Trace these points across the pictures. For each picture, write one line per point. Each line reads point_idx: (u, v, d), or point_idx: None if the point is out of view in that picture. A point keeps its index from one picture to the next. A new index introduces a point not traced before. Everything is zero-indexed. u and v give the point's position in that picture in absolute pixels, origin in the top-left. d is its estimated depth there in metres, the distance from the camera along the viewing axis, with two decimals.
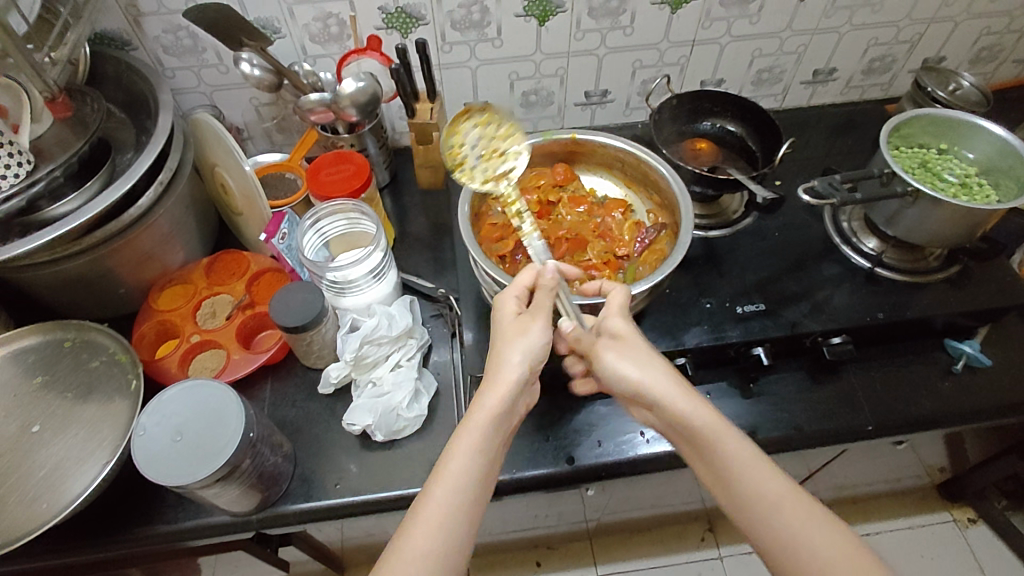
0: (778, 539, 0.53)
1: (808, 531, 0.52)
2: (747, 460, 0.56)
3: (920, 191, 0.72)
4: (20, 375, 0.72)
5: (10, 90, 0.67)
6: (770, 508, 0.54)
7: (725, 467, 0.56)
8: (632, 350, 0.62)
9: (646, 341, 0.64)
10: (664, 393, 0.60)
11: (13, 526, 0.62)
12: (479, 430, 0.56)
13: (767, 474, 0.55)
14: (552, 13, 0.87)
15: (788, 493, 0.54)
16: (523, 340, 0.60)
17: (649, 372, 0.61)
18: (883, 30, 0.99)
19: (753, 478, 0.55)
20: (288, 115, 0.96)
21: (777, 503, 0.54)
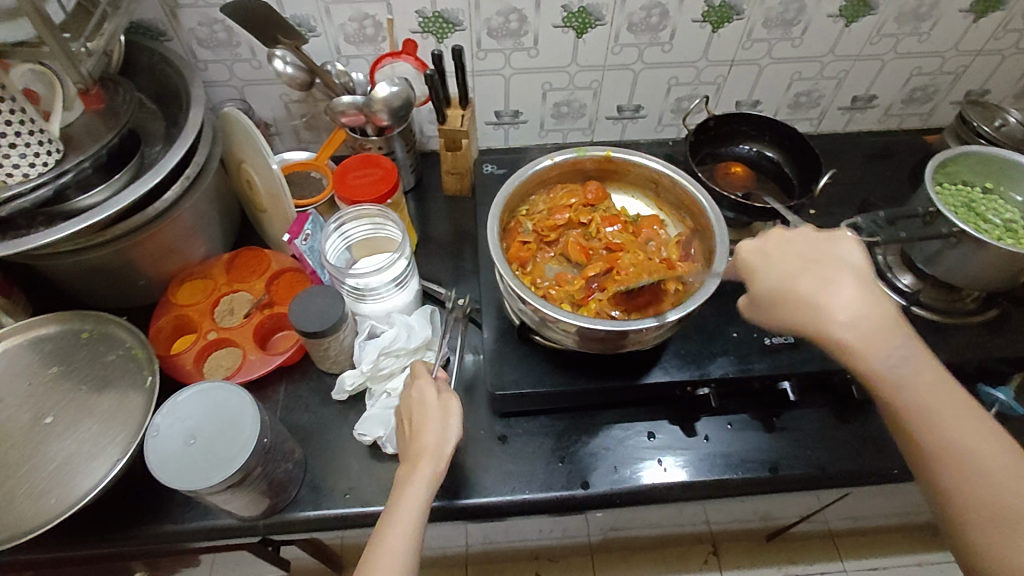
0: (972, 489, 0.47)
1: (1009, 481, 0.47)
2: (940, 398, 0.50)
3: (964, 232, 0.70)
4: (36, 363, 0.72)
5: (45, 79, 0.66)
6: (959, 467, 0.48)
7: (917, 404, 0.50)
8: (806, 270, 0.55)
9: (808, 270, 0.55)
10: (854, 312, 0.52)
11: (23, 519, 0.62)
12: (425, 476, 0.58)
13: (964, 417, 0.49)
14: (591, 26, 0.86)
15: (988, 439, 0.48)
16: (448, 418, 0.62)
17: (835, 289, 0.53)
18: (927, 60, 0.96)
19: (946, 422, 0.49)
20: (318, 113, 0.95)
21: (974, 449, 0.48)
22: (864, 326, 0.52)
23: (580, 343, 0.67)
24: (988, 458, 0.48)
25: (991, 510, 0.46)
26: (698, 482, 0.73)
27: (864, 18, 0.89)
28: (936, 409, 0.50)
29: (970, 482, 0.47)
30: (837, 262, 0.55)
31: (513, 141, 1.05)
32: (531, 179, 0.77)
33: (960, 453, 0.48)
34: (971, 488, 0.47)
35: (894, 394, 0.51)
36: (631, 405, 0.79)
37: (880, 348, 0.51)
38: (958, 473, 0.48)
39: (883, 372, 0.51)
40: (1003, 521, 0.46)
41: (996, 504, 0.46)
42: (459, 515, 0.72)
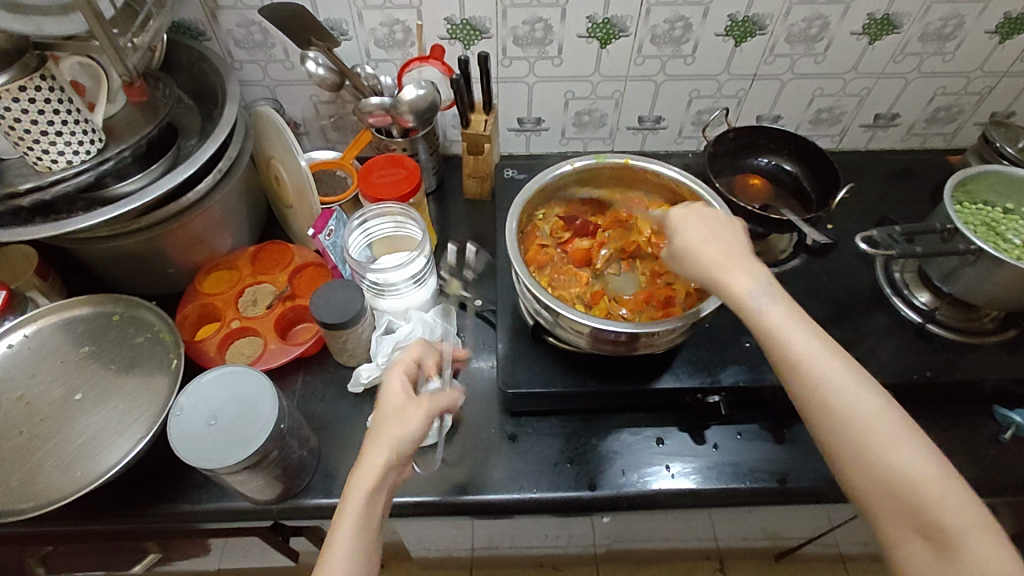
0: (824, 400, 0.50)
1: (855, 396, 0.50)
2: (795, 326, 0.53)
3: (982, 250, 0.70)
4: (69, 343, 0.75)
5: (90, 71, 0.70)
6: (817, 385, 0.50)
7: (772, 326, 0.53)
8: (692, 223, 0.61)
9: (691, 221, 0.61)
10: (729, 260, 0.58)
11: (49, 490, 0.64)
12: (360, 503, 0.53)
13: (815, 341, 0.52)
14: (614, 37, 0.88)
15: (835, 360, 0.51)
16: (397, 430, 0.56)
17: (709, 240, 0.59)
18: (951, 80, 0.96)
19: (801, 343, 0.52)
20: (345, 115, 0.98)
21: (826, 367, 0.51)
22: (732, 270, 0.57)
23: (591, 344, 0.68)
24: (835, 376, 0.50)
25: (841, 425, 0.49)
26: (704, 490, 0.73)
27: (888, 36, 0.89)
28: (792, 333, 0.53)
29: (824, 398, 0.50)
30: (708, 226, 0.61)
31: (534, 148, 1.07)
32: (550, 184, 0.79)
33: (815, 373, 0.51)
34: (827, 405, 0.50)
35: (756, 326, 0.54)
36: (642, 411, 0.79)
37: (746, 287, 0.55)
38: (815, 394, 0.50)
39: (747, 306, 0.55)
40: (852, 433, 0.49)
41: (846, 420, 0.49)
42: (467, 510, 0.73)
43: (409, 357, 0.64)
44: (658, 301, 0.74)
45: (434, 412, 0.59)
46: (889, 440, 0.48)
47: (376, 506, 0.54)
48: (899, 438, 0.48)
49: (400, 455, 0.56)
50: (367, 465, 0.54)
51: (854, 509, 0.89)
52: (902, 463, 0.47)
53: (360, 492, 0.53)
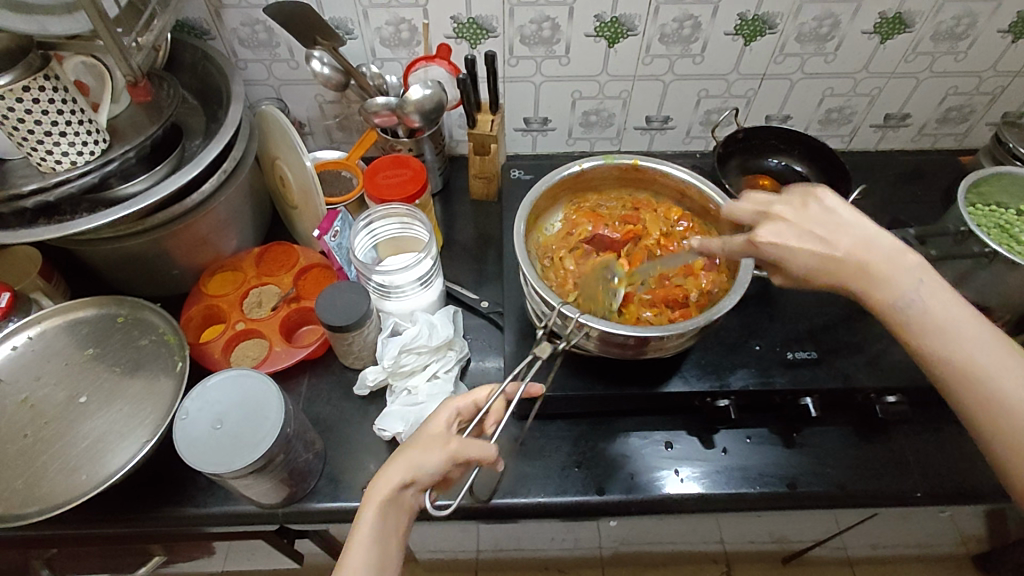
0: (1004, 412, 0.48)
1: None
2: (962, 331, 0.50)
3: (997, 253, 0.69)
4: (73, 345, 0.74)
5: (94, 70, 0.70)
6: (995, 395, 0.49)
7: (935, 332, 0.51)
8: (812, 222, 0.54)
9: (820, 214, 0.54)
10: (872, 258, 0.52)
11: (53, 494, 0.64)
12: (371, 523, 0.53)
13: (985, 344, 0.50)
14: (623, 36, 0.87)
15: (1012, 364, 0.49)
16: (416, 454, 0.55)
17: (849, 235, 0.53)
18: (963, 79, 0.95)
19: (976, 351, 0.50)
20: (350, 114, 0.98)
21: (1003, 374, 0.49)
22: (891, 270, 0.52)
23: (600, 348, 0.67)
24: (1011, 385, 0.48)
25: (1016, 434, 0.48)
26: (714, 494, 0.72)
27: (900, 35, 0.88)
28: (957, 340, 0.50)
29: (998, 409, 0.48)
30: (834, 215, 0.54)
31: (540, 148, 1.06)
32: (558, 184, 0.78)
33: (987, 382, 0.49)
34: (995, 415, 0.49)
35: (917, 330, 0.51)
36: (651, 414, 0.79)
37: (896, 291, 0.51)
38: (984, 407, 0.49)
39: (899, 311, 0.52)
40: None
41: (1020, 430, 0.48)
42: (474, 515, 0.73)
43: (474, 396, 0.62)
44: (677, 302, 0.73)
45: (460, 454, 0.55)
46: None
47: (387, 529, 0.54)
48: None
49: (417, 481, 0.55)
50: (382, 483, 0.54)
51: (863, 513, 0.88)
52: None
53: (371, 512, 0.53)
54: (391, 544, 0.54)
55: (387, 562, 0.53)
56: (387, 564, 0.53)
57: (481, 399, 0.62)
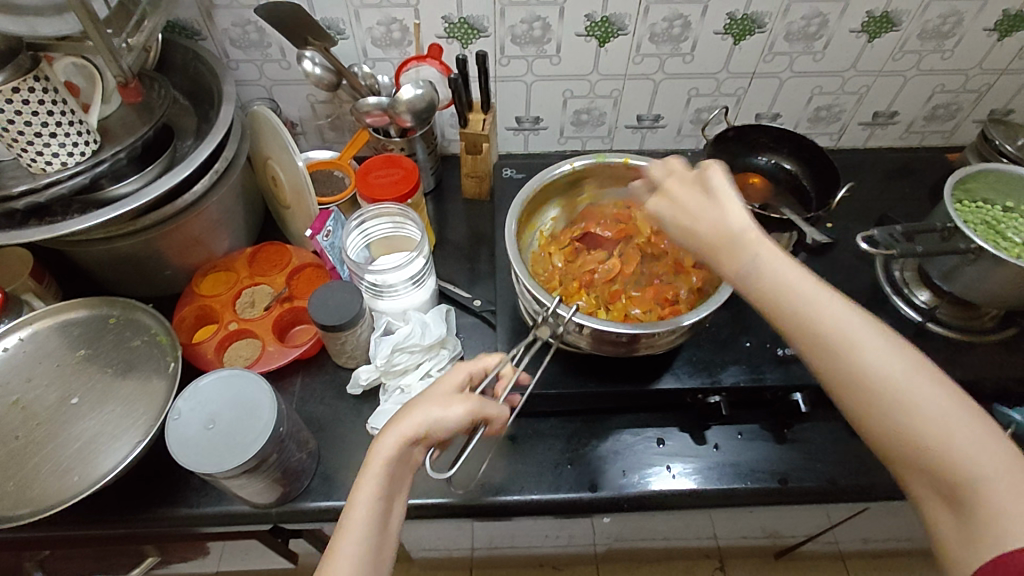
0: (851, 369, 0.48)
1: (868, 353, 0.47)
2: (804, 294, 0.50)
3: (982, 249, 0.70)
4: (65, 346, 0.74)
5: (85, 71, 0.69)
6: (835, 353, 0.48)
7: (773, 299, 0.52)
8: (689, 197, 0.57)
9: (691, 193, 0.57)
10: (720, 232, 0.55)
11: (45, 495, 0.64)
12: (378, 477, 0.52)
13: (827, 304, 0.50)
14: (613, 35, 0.87)
15: (853, 320, 0.49)
16: (431, 408, 0.55)
17: (708, 209, 0.56)
18: (950, 77, 0.96)
19: (819, 312, 0.50)
20: (343, 114, 0.98)
21: (840, 330, 0.49)
22: (733, 245, 0.54)
23: (593, 345, 0.68)
24: (856, 341, 0.48)
25: (856, 389, 0.48)
26: (705, 490, 0.73)
27: (887, 34, 0.89)
28: (797, 302, 0.51)
29: (844, 364, 0.48)
30: (716, 189, 0.56)
31: (532, 147, 1.07)
32: (551, 183, 0.79)
33: (830, 342, 0.49)
34: (844, 373, 0.48)
35: (761, 298, 0.52)
36: (643, 411, 0.79)
37: (737, 263, 0.54)
38: (832, 366, 0.49)
39: (748, 280, 0.53)
40: (863, 396, 0.47)
41: (867, 385, 0.47)
42: (467, 512, 0.73)
43: (484, 362, 0.63)
44: (666, 300, 0.73)
45: (477, 410, 0.56)
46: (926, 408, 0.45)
47: (393, 484, 0.53)
48: (922, 395, 0.46)
49: (429, 436, 0.54)
50: (393, 437, 0.53)
51: (854, 508, 0.89)
52: (927, 422, 0.45)
53: (380, 465, 0.52)
54: (394, 499, 0.54)
55: (390, 517, 0.53)
56: (390, 519, 0.53)
57: (490, 365, 0.63)
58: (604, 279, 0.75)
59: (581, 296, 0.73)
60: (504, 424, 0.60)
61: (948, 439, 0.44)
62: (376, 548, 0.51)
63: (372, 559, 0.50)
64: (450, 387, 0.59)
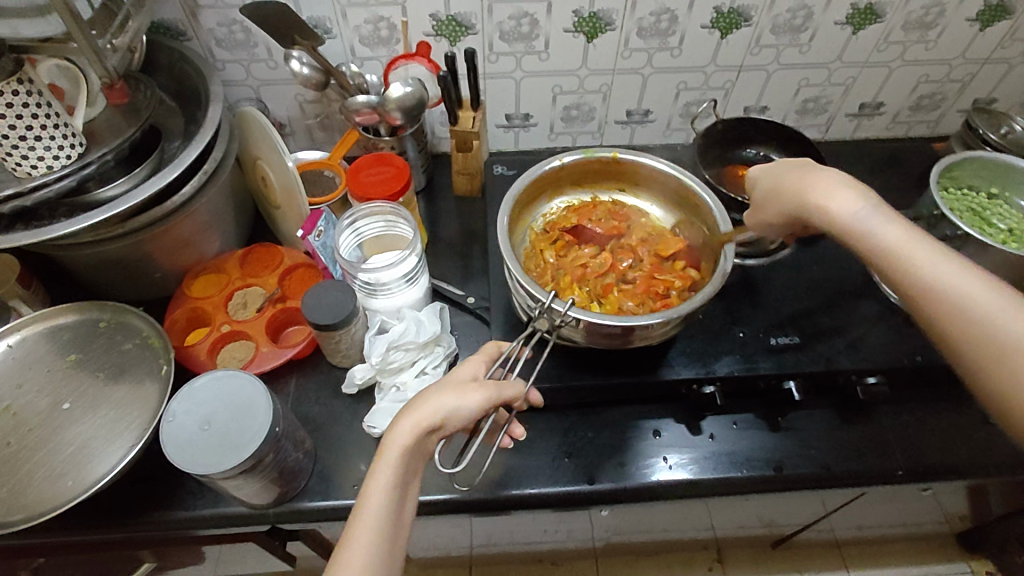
0: (973, 321, 0.50)
1: (992, 306, 0.50)
2: (925, 250, 0.53)
3: (969, 235, 0.71)
4: (55, 352, 0.73)
5: (69, 74, 0.69)
6: (961, 305, 0.50)
7: (894, 254, 0.54)
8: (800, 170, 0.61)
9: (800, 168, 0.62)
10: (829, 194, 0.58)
11: (39, 502, 0.63)
12: (393, 468, 0.51)
13: (947, 263, 0.52)
14: (601, 31, 0.88)
15: (971, 276, 0.51)
16: (447, 399, 0.54)
17: (825, 177, 0.59)
18: (934, 67, 0.97)
19: (931, 265, 0.52)
20: (332, 113, 0.97)
21: (963, 286, 0.51)
22: (845, 199, 0.57)
23: (587, 338, 0.68)
24: (974, 294, 0.50)
25: (984, 340, 0.49)
26: (702, 480, 0.74)
27: (871, 25, 0.90)
28: (919, 258, 0.53)
29: (971, 318, 0.50)
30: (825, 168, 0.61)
31: (523, 144, 1.07)
32: (540, 178, 0.79)
33: (949, 295, 0.51)
34: (963, 323, 0.50)
35: (881, 255, 0.55)
36: (638, 404, 0.80)
37: (853, 217, 0.56)
38: (956, 317, 0.51)
39: (858, 232, 0.56)
40: (990, 346, 0.49)
41: (990, 335, 0.49)
42: (466, 508, 0.73)
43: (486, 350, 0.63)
44: (659, 296, 0.73)
45: (494, 398, 0.55)
46: None
47: (406, 479, 0.52)
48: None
49: (445, 425, 0.54)
50: (408, 427, 0.52)
51: (848, 495, 0.90)
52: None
53: (394, 456, 0.51)
54: (407, 491, 0.53)
55: (403, 509, 0.52)
56: (403, 511, 0.52)
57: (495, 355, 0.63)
58: (597, 274, 0.76)
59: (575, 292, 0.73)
60: (523, 396, 0.60)
61: None
62: (389, 541, 0.50)
63: (387, 550, 0.49)
64: (460, 377, 0.58)
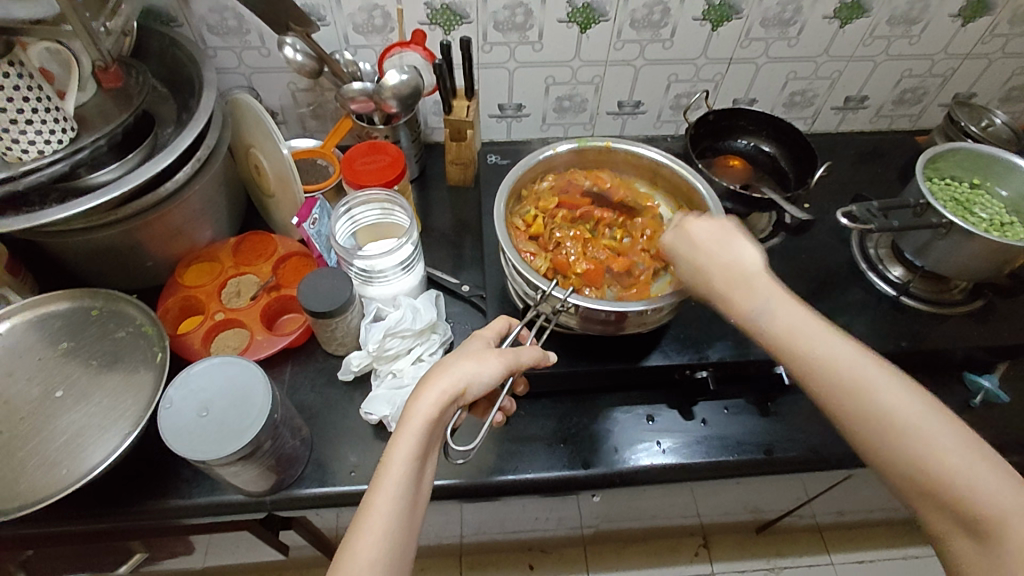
0: (856, 400, 0.49)
1: (875, 387, 0.49)
2: (808, 328, 0.52)
3: (953, 223, 0.73)
4: (45, 340, 0.72)
5: (59, 57, 0.67)
6: (840, 385, 0.50)
7: (774, 335, 0.53)
8: (697, 238, 0.60)
9: (695, 232, 0.61)
10: (721, 276, 0.57)
11: (33, 490, 0.62)
12: (417, 437, 0.50)
13: (826, 336, 0.52)
14: (595, 21, 0.88)
15: (867, 360, 0.50)
16: (479, 373, 0.54)
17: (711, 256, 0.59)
18: (917, 62, 1.00)
19: (815, 343, 0.51)
20: (324, 102, 0.97)
21: (845, 365, 0.50)
22: (734, 284, 0.57)
23: (582, 324, 0.69)
24: (862, 374, 0.49)
25: (865, 417, 0.48)
26: (693, 464, 0.75)
27: (858, 19, 0.92)
28: (800, 336, 0.52)
29: (855, 399, 0.49)
30: (718, 237, 0.60)
31: (515, 134, 1.07)
32: (536, 166, 0.79)
33: (836, 375, 0.50)
34: (856, 411, 0.49)
35: (768, 336, 0.54)
36: (632, 390, 0.81)
37: (740, 302, 0.56)
38: (840, 396, 0.50)
39: (757, 315, 0.55)
40: (874, 421, 0.48)
41: (878, 423, 0.48)
42: (464, 494, 0.74)
43: (493, 328, 0.63)
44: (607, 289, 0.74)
45: (512, 365, 0.57)
46: (921, 429, 0.47)
47: (427, 448, 0.52)
48: (932, 429, 0.47)
49: (467, 393, 0.54)
50: (434, 396, 0.52)
51: (832, 479, 0.92)
52: (942, 455, 0.46)
53: (418, 427, 0.51)
54: (426, 465, 0.52)
55: (422, 482, 0.52)
56: (423, 482, 0.52)
57: (502, 331, 0.63)
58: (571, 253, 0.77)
59: (523, 237, 0.78)
60: (544, 362, 0.62)
61: (944, 459, 0.45)
62: (409, 513, 0.50)
63: (408, 516, 0.50)
64: (477, 348, 0.58)
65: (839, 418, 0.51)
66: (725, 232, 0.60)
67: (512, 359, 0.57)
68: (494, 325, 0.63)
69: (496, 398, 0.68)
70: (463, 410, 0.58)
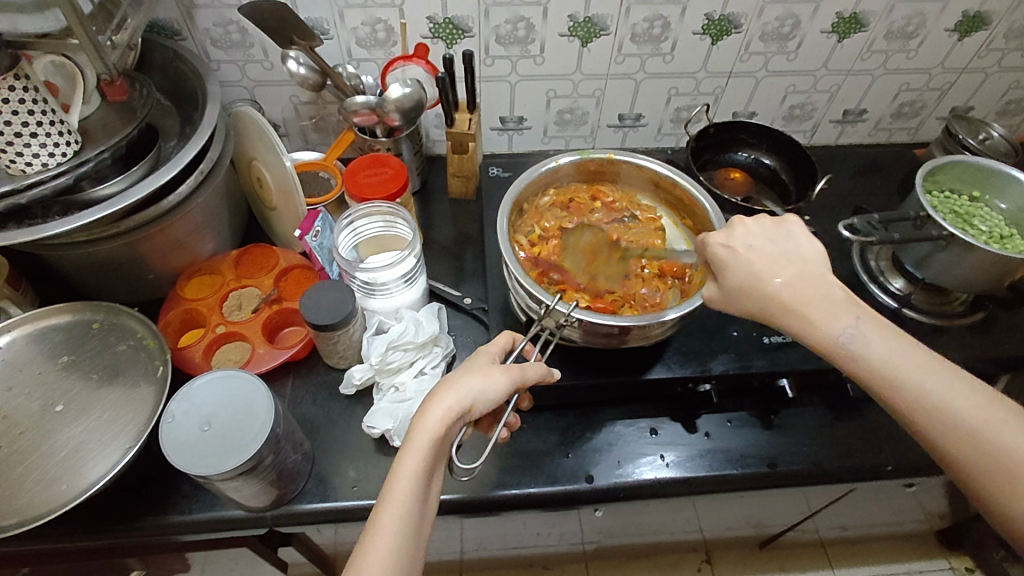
0: (970, 438, 0.49)
1: (988, 426, 0.49)
2: (910, 359, 0.52)
3: (953, 235, 0.73)
4: (45, 354, 0.72)
5: (64, 70, 0.67)
6: (952, 422, 0.50)
7: (876, 366, 0.52)
8: (762, 256, 0.58)
9: (759, 249, 0.59)
10: (795, 296, 0.56)
11: (31, 506, 0.62)
12: (424, 453, 0.50)
13: (929, 369, 0.51)
14: (596, 35, 0.89)
15: (975, 394, 0.51)
16: (487, 388, 0.54)
17: (780, 275, 0.57)
18: (915, 76, 1.01)
19: (919, 376, 0.51)
20: (326, 115, 0.97)
21: (953, 402, 0.50)
22: (812, 305, 0.55)
23: (585, 337, 0.69)
24: (971, 412, 0.50)
25: (980, 455, 0.49)
26: (696, 477, 0.75)
27: (856, 34, 0.93)
28: (905, 369, 0.52)
29: (970, 439, 0.49)
30: (787, 253, 0.58)
31: (517, 147, 1.08)
32: (537, 179, 0.80)
33: (945, 412, 0.50)
34: (968, 449, 0.49)
35: (865, 367, 0.53)
36: (635, 403, 0.81)
37: (822, 326, 0.54)
38: (952, 433, 0.50)
39: (849, 344, 0.53)
40: (989, 459, 0.48)
41: (993, 461, 0.48)
42: (467, 508, 0.73)
43: (498, 342, 0.63)
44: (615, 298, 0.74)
45: (517, 380, 0.56)
46: None
47: (434, 464, 0.51)
48: None
49: (473, 410, 0.54)
50: (439, 412, 0.52)
51: (836, 493, 0.92)
52: None
53: (424, 442, 0.50)
54: (432, 481, 0.52)
55: (428, 499, 0.51)
56: (429, 499, 0.51)
57: (506, 345, 0.63)
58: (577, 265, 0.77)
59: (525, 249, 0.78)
60: (548, 378, 0.61)
61: None
62: (415, 530, 0.49)
63: (414, 532, 0.49)
64: (483, 363, 0.58)
65: (947, 454, 0.51)
66: (797, 248, 0.59)
67: (518, 373, 0.57)
68: (500, 338, 0.63)
69: (502, 414, 0.68)
70: (469, 427, 0.58)
